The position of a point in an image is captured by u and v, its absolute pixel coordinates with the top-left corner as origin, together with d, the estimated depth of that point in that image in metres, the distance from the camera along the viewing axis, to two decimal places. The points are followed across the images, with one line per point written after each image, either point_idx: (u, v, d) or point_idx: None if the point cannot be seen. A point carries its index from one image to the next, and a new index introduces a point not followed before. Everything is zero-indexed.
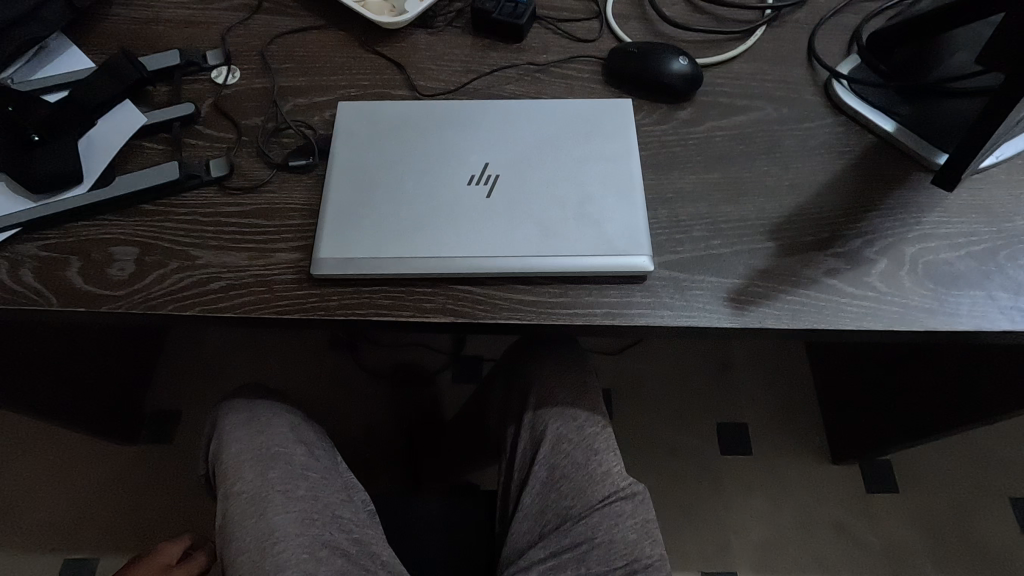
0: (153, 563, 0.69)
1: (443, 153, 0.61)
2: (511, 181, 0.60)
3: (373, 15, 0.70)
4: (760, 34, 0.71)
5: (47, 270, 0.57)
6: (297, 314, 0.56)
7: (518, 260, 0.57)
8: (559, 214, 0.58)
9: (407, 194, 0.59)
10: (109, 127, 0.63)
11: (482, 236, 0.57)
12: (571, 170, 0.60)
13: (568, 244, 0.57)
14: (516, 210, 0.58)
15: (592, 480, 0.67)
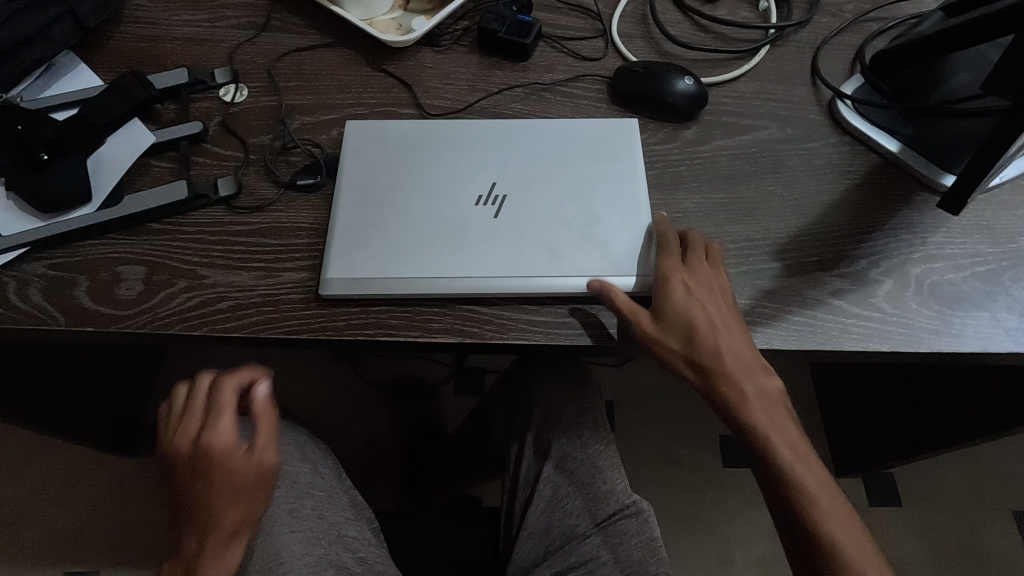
0: (229, 455, 0.51)
1: (450, 173, 0.61)
2: (518, 202, 0.60)
3: (380, 34, 0.70)
4: (764, 53, 0.71)
5: (53, 289, 0.57)
6: (305, 333, 0.56)
7: (524, 281, 0.57)
8: (566, 235, 0.58)
9: (413, 215, 0.59)
10: (117, 146, 0.63)
11: (489, 256, 0.58)
12: (577, 191, 0.61)
13: (575, 265, 0.57)
14: (522, 230, 0.59)
15: (597, 499, 0.67)
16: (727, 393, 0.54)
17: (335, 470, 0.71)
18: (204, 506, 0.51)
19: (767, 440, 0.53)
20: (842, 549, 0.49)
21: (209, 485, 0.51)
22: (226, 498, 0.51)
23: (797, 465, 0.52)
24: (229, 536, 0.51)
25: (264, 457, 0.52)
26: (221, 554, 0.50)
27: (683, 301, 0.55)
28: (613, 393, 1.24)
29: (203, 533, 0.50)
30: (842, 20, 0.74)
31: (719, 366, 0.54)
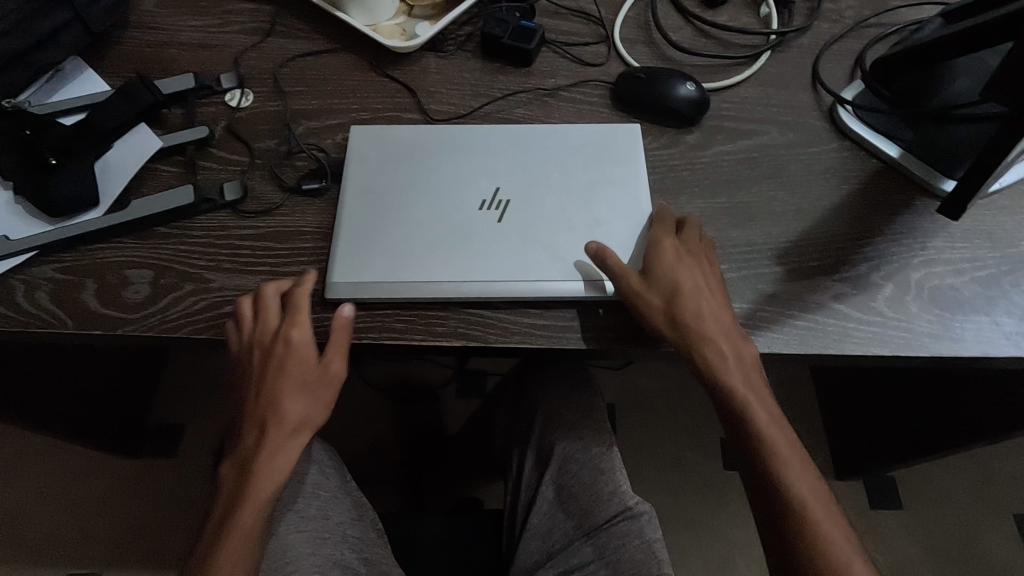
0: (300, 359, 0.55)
1: (454, 178, 0.62)
2: (521, 207, 0.61)
3: (384, 40, 0.71)
4: (765, 59, 0.72)
5: (61, 293, 0.58)
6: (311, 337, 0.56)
7: (527, 284, 0.57)
8: (569, 239, 0.59)
9: (418, 219, 0.60)
10: (124, 151, 0.64)
11: (492, 260, 0.58)
12: (579, 195, 0.61)
13: (578, 269, 0.58)
14: (525, 234, 0.59)
15: (598, 500, 0.67)
16: (706, 355, 0.54)
17: (339, 471, 0.71)
18: (272, 408, 0.54)
19: (744, 403, 0.53)
20: (809, 509, 0.50)
21: (282, 389, 0.54)
22: (295, 402, 0.55)
23: (770, 427, 0.53)
24: (292, 440, 0.54)
25: (336, 372, 0.55)
26: (280, 455, 0.53)
27: (670, 267, 0.57)
28: (615, 396, 1.24)
29: (268, 434, 0.54)
30: (843, 26, 0.74)
31: (699, 329, 0.55)
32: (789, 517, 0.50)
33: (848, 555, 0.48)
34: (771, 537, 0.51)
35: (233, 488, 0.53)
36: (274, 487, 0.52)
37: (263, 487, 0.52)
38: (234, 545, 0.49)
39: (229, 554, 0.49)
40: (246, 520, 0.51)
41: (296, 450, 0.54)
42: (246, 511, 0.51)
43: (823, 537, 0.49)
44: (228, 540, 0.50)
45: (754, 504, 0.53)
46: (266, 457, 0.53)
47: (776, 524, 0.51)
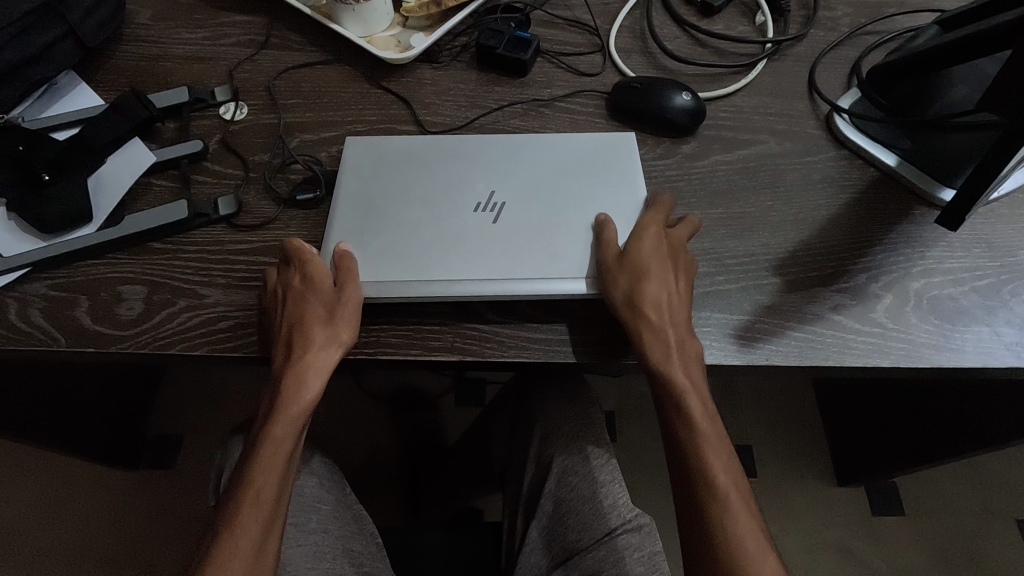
0: (320, 287, 0.56)
1: (449, 184, 0.62)
2: (516, 209, 0.60)
3: (379, 51, 0.71)
4: (761, 68, 0.72)
5: (55, 310, 0.57)
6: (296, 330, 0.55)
7: (527, 284, 0.57)
8: (568, 242, 0.59)
9: (414, 225, 0.59)
10: (117, 166, 0.64)
11: (491, 264, 0.58)
12: (576, 199, 0.61)
13: (572, 266, 0.58)
14: (520, 236, 0.59)
15: (598, 512, 0.67)
16: (654, 344, 0.55)
17: (339, 485, 0.71)
18: (297, 330, 0.55)
19: (682, 396, 0.54)
20: (728, 504, 0.51)
21: (305, 317, 0.55)
22: (318, 324, 0.55)
23: (703, 418, 0.54)
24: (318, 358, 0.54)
25: (354, 294, 0.56)
26: (309, 376, 0.54)
27: (645, 254, 0.57)
28: (613, 403, 1.24)
29: (295, 355, 0.55)
30: (839, 34, 0.74)
31: (659, 317, 0.55)
32: (706, 518, 0.51)
33: (755, 551, 0.50)
34: (688, 531, 0.52)
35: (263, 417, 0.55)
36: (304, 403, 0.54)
37: (292, 403, 0.54)
38: (271, 459, 0.53)
39: (265, 468, 0.53)
40: (278, 435, 0.54)
41: (323, 368, 0.54)
42: (278, 425, 0.54)
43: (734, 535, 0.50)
44: (263, 457, 0.53)
45: (678, 498, 0.54)
46: (292, 375, 0.54)
47: (694, 520, 0.52)
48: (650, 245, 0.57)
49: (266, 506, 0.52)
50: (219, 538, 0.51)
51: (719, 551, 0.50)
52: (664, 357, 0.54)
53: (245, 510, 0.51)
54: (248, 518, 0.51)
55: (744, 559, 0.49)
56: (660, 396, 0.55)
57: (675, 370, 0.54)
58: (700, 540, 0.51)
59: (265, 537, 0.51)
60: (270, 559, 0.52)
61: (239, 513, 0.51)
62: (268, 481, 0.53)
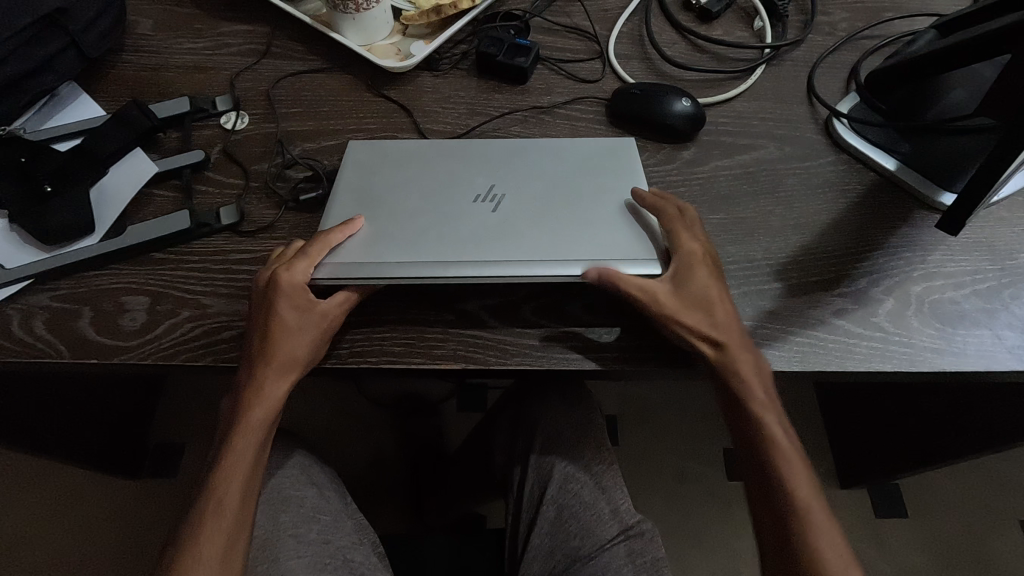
0: (291, 294, 0.54)
1: (450, 179, 0.61)
2: (516, 200, 0.60)
3: (379, 60, 0.71)
4: (760, 73, 0.72)
5: (58, 321, 0.57)
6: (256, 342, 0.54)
7: (531, 270, 0.55)
8: (572, 228, 0.58)
9: (415, 217, 0.58)
10: (120, 176, 0.64)
11: (494, 250, 0.56)
12: (580, 190, 0.60)
13: (580, 249, 0.56)
14: (523, 224, 0.58)
15: (600, 519, 0.68)
16: (739, 366, 0.54)
17: (340, 494, 0.72)
18: (263, 340, 0.54)
19: (759, 411, 0.54)
20: (808, 511, 0.52)
21: (271, 328, 0.54)
22: (282, 337, 0.54)
23: (778, 431, 0.54)
24: (280, 370, 0.54)
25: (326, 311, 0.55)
26: (267, 389, 0.54)
27: (704, 272, 0.56)
28: (615, 407, 1.24)
29: (256, 367, 0.54)
30: (837, 39, 0.74)
31: (734, 338, 0.55)
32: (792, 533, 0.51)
33: (835, 560, 0.50)
34: (773, 548, 0.53)
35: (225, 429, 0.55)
36: (265, 414, 0.54)
37: (252, 416, 0.54)
38: (231, 475, 0.53)
39: (227, 481, 0.52)
40: (240, 451, 0.53)
41: (280, 385, 0.54)
42: (240, 440, 0.53)
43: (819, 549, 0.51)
44: (225, 470, 0.53)
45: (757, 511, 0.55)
46: (257, 391, 0.54)
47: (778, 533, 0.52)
48: (700, 258, 0.56)
49: (230, 521, 0.52)
50: (181, 554, 0.51)
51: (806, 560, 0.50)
52: (738, 372, 0.54)
53: (208, 531, 0.51)
54: (210, 537, 0.51)
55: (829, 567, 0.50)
56: (738, 416, 0.55)
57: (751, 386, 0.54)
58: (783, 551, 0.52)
59: (229, 550, 0.51)
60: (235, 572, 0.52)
61: (203, 530, 0.51)
62: (230, 499, 0.52)
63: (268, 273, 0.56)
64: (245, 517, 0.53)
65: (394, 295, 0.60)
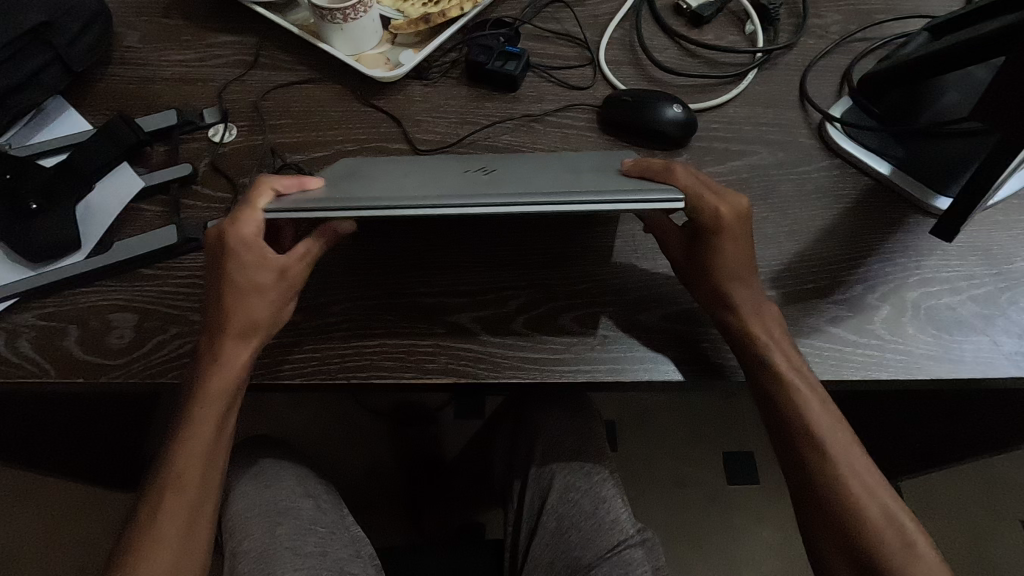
0: (240, 244, 0.51)
1: (445, 167, 0.55)
2: (515, 173, 0.53)
3: (368, 70, 0.71)
4: (752, 78, 0.71)
5: (44, 340, 0.57)
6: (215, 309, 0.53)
7: (524, 204, 0.45)
8: (578, 178, 0.49)
9: (402, 179, 0.51)
10: (107, 192, 0.63)
11: (488, 189, 0.46)
12: (580, 167, 0.54)
13: (587, 184, 0.47)
14: (518, 179, 0.50)
15: (600, 528, 0.67)
16: (742, 311, 0.55)
17: (337, 506, 0.71)
18: (218, 303, 0.52)
19: (767, 352, 0.53)
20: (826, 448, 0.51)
21: (227, 288, 0.52)
22: (240, 300, 0.52)
23: (790, 371, 0.53)
24: (240, 333, 0.52)
25: (287, 265, 0.53)
26: (227, 357, 0.52)
27: (727, 229, 0.54)
28: (613, 412, 1.23)
29: (214, 335, 0.52)
30: (829, 42, 0.74)
31: (736, 286, 0.55)
32: (816, 469, 0.51)
33: (862, 489, 0.50)
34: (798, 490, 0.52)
35: (184, 403, 0.52)
36: (224, 381, 0.51)
37: (216, 383, 0.51)
38: (191, 451, 0.50)
39: (187, 453, 0.50)
40: (202, 423, 0.51)
41: (241, 349, 0.52)
42: (199, 411, 0.51)
43: (845, 489, 0.50)
44: (186, 443, 0.51)
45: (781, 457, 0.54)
46: (217, 356, 0.52)
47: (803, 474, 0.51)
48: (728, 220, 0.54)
49: (191, 504, 0.50)
50: (139, 533, 0.49)
51: (831, 501, 0.50)
52: (740, 317, 0.55)
53: (168, 506, 0.49)
54: (171, 513, 0.49)
55: (855, 507, 0.49)
56: (745, 362, 0.54)
57: (755, 329, 0.54)
58: (812, 487, 0.51)
59: (188, 531, 0.49)
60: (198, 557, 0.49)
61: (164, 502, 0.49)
62: (192, 475, 0.50)
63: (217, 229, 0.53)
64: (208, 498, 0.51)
65: (385, 309, 0.59)
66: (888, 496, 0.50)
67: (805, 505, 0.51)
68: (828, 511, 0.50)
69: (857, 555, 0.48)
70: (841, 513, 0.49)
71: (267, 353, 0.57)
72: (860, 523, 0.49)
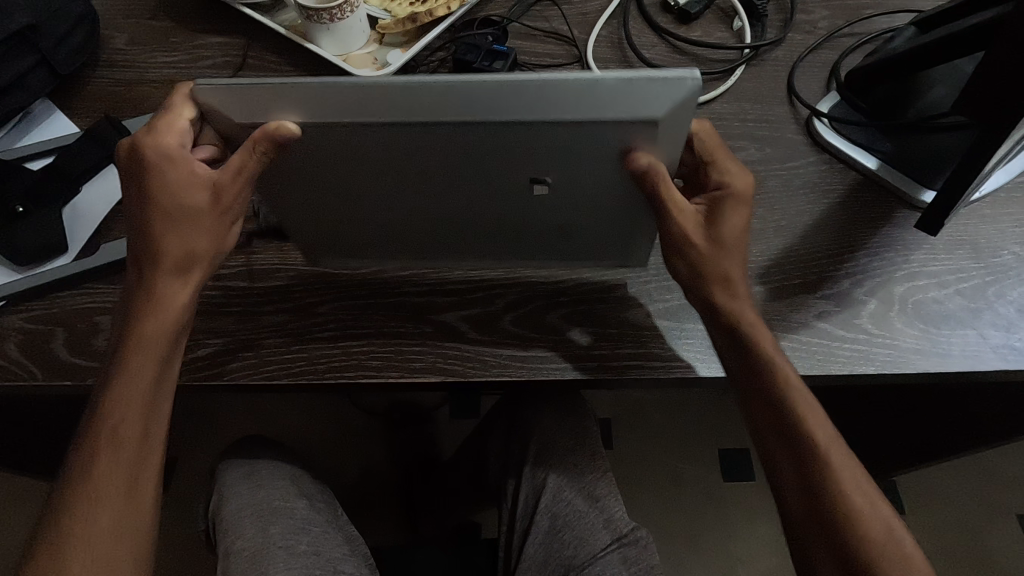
0: (157, 152, 0.48)
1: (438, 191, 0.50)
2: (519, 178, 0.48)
3: (356, 70, 0.71)
4: (739, 74, 0.71)
5: (32, 343, 0.57)
6: (144, 242, 0.50)
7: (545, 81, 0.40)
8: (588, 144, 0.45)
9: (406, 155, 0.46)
10: (93, 195, 0.63)
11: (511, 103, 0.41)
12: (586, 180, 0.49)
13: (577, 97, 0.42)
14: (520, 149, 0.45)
15: (593, 527, 0.67)
16: (735, 308, 0.52)
17: (329, 506, 0.72)
18: (143, 237, 0.50)
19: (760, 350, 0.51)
20: (825, 455, 0.48)
21: (152, 215, 0.50)
22: (169, 230, 0.50)
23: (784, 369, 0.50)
24: (175, 271, 0.51)
25: (216, 188, 0.50)
26: (162, 297, 0.50)
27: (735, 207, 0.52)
28: (609, 410, 1.23)
29: (148, 271, 0.51)
30: (817, 37, 0.74)
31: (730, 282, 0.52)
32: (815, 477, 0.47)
33: (863, 500, 0.47)
34: (795, 502, 0.48)
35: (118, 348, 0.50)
36: (162, 322, 0.50)
37: (149, 325, 0.50)
38: (129, 397, 0.48)
39: (122, 403, 0.48)
40: (135, 366, 0.49)
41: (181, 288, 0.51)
42: (133, 356, 0.49)
43: (844, 499, 0.47)
44: (122, 387, 0.48)
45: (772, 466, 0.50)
46: (153, 296, 0.50)
47: (799, 482, 0.48)
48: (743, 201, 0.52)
49: (132, 450, 0.47)
50: (78, 475, 0.47)
51: (832, 513, 0.46)
52: (731, 313, 0.52)
53: (104, 454, 0.47)
54: (110, 457, 0.47)
55: (855, 517, 0.46)
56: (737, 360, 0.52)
57: (747, 325, 0.52)
58: (813, 503, 0.47)
59: (135, 478, 0.47)
60: (143, 509, 0.47)
61: (98, 455, 0.47)
62: (129, 420, 0.48)
63: (136, 142, 0.50)
64: (150, 446, 0.49)
65: (373, 309, 0.59)
66: (887, 509, 0.47)
67: (804, 519, 0.48)
68: (827, 524, 0.46)
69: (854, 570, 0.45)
70: (841, 527, 0.46)
71: (256, 354, 0.57)
72: (861, 535, 0.46)
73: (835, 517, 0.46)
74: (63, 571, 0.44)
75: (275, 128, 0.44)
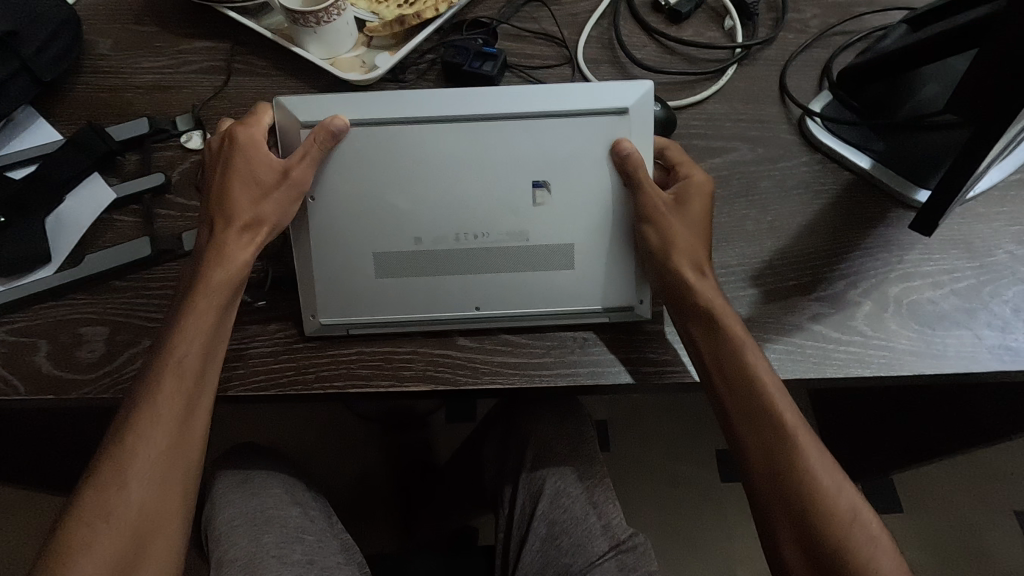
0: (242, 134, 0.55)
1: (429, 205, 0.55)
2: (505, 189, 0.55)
3: (342, 73, 0.70)
4: (731, 74, 0.71)
5: (14, 357, 0.56)
6: (220, 200, 0.55)
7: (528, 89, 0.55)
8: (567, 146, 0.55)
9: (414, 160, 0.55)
10: (77, 204, 0.62)
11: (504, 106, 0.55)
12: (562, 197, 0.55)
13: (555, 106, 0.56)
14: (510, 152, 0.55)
15: (590, 535, 0.66)
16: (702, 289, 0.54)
17: (324, 514, 0.71)
18: (219, 202, 0.54)
19: (726, 330, 0.52)
20: (792, 433, 0.48)
21: (228, 184, 0.54)
22: (243, 196, 0.54)
23: (749, 349, 0.51)
24: (243, 234, 0.54)
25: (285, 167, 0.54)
26: (228, 248, 0.53)
27: (696, 198, 0.56)
28: (606, 411, 1.22)
29: (217, 229, 0.54)
30: (808, 36, 0.73)
31: (696, 268, 0.54)
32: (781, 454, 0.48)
33: (828, 479, 0.47)
34: (762, 480, 0.48)
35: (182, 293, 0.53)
36: (229, 271, 0.53)
37: (213, 272, 0.53)
38: (191, 331, 0.51)
39: (187, 338, 0.50)
40: (203, 307, 0.52)
41: (244, 247, 0.54)
42: (202, 295, 0.52)
43: (811, 478, 0.47)
44: (186, 327, 0.51)
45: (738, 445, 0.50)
46: (219, 248, 0.53)
47: (767, 461, 0.48)
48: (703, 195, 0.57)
49: (192, 384, 0.50)
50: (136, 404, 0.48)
51: (798, 490, 0.47)
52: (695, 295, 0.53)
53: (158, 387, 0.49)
54: (169, 388, 0.49)
55: (819, 496, 0.46)
56: (705, 340, 0.53)
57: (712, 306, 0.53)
58: (779, 481, 0.48)
59: (188, 412, 0.49)
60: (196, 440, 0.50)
61: (161, 387, 0.49)
62: (193, 352, 0.50)
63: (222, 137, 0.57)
64: (207, 382, 0.51)
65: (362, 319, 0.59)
66: (850, 489, 0.48)
67: (773, 497, 0.48)
68: (794, 501, 0.47)
69: (815, 548, 0.46)
70: (806, 506, 0.46)
71: (245, 364, 0.56)
72: (825, 513, 0.46)
73: (803, 495, 0.47)
74: (123, 485, 0.46)
75: (332, 118, 0.54)
